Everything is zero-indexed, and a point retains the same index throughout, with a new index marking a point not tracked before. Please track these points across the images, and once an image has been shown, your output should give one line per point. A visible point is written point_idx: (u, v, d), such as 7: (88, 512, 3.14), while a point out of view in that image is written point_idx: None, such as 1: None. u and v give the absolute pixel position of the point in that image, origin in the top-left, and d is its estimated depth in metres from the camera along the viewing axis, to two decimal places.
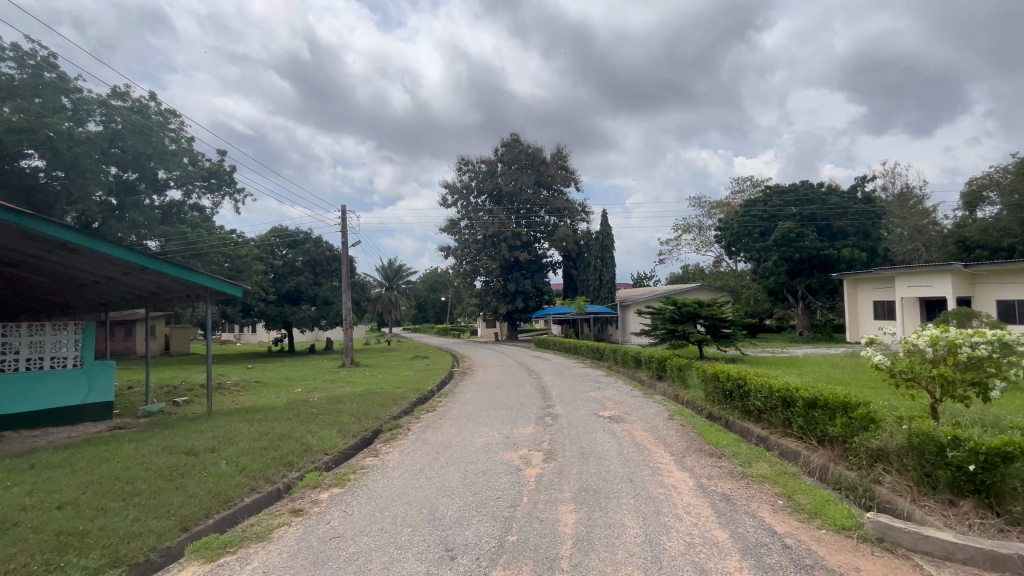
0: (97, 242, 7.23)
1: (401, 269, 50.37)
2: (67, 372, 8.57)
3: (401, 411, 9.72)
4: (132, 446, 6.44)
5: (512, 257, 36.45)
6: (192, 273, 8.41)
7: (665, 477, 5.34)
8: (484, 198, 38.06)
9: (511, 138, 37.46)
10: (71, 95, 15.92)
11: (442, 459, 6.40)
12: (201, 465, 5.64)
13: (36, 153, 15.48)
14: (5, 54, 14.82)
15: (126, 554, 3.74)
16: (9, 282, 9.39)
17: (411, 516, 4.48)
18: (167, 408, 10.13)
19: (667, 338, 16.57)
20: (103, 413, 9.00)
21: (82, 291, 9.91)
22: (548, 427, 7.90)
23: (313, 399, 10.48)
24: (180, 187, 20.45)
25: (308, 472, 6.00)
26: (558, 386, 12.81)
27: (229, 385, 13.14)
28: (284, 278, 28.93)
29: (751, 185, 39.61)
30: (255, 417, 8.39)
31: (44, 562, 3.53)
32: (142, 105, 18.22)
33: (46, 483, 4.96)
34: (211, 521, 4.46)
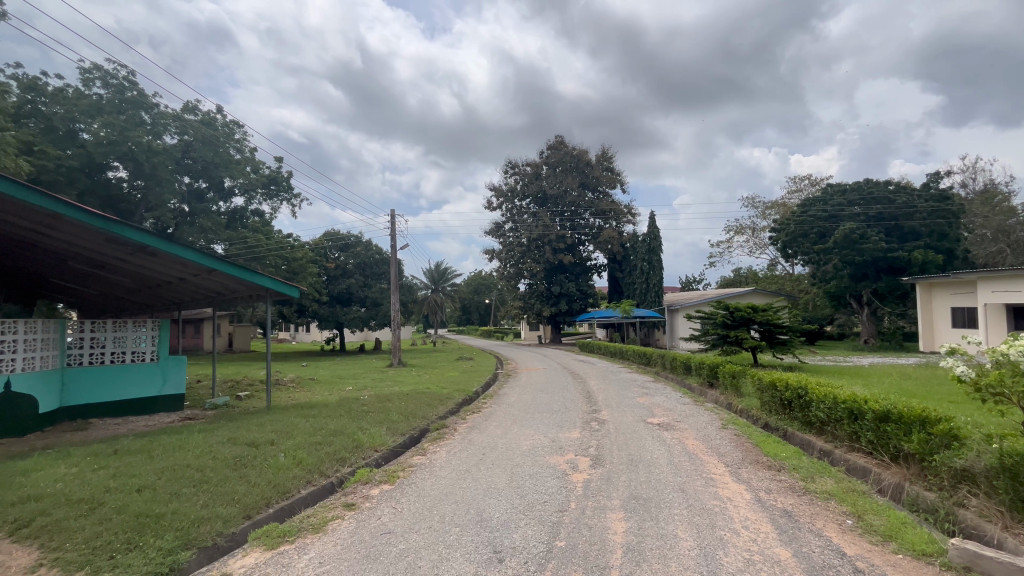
0: (172, 246, 7.81)
1: (446, 271, 51.21)
2: (144, 365, 9.29)
3: (447, 411, 9.86)
4: (201, 437, 6.86)
5: (556, 259, 36.25)
6: (252, 274, 8.87)
7: (719, 488, 5.11)
8: (528, 201, 38.17)
9: (556, 140, 37.41)
10: (151, 110, 17.37)
11: (488, 460, 6.41)
12: (262, 456, 5.95)
13: (120, 165, 17.01)
14: (93, 76, 16.41)
15: (197, 537, 4.00)
16: (97, 282, 10.34)
17: (460, 515, 4.52)
18: (231, 402, 10.79)
19: (718, 343, 15.93)
20: (176, 404, 9.71)
21: (159, 291, 10.75)
22: (594, 433, 7.75)
23: (363, 397, 10.82)
24: (243, 194, 21.80)
25: (360, 468, 6.20)
26: (603, 391, 12.63)
27: (286, 382, 13.86)
28: (335, 280, 30.18)
29: (809, 183, 37.49)
30: (310, 413, 8.76)
31: (125, 541, 3.84)
32: (210, 117, 19.57)
33: (127, 467, 5.39)
34: (272, 510, 4.71)
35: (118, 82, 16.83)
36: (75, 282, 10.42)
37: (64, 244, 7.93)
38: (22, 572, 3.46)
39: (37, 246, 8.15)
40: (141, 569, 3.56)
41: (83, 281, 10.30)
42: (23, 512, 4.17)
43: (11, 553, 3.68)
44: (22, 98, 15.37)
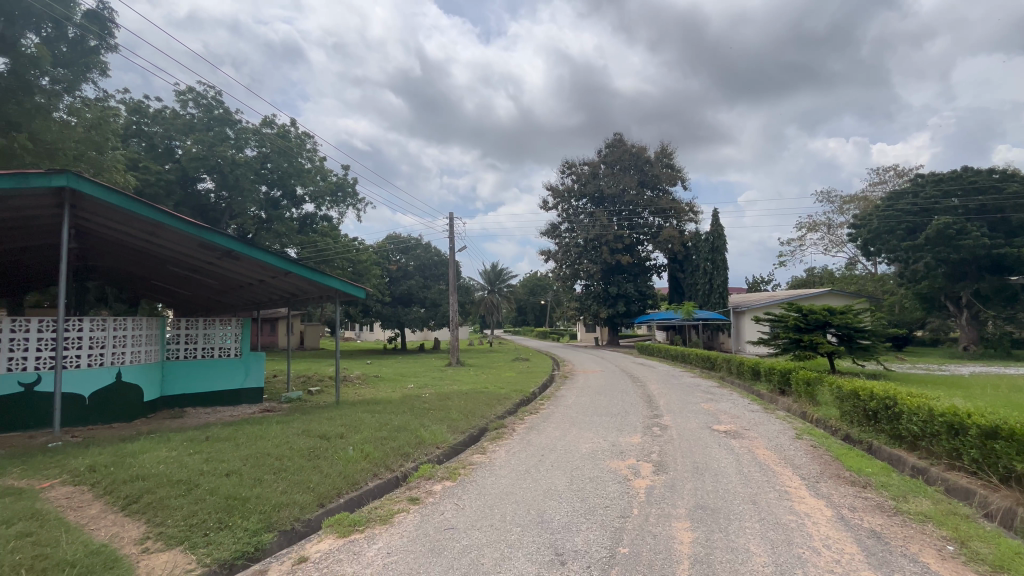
0: (254, 251, 8.44)
1: (503, 272, 51.74)
2: (229, 360, 10.12)
3: (505, 411, 9.95)
4: (279, 428, 7.36)
5: (614, 260, 35.51)
6: (324, 276, 9.38)
7: (796, 503, 4.78)
8: (585, 201, 37.69)
9: (614, 138, 36.76)
10: (234, 126, 18.92)
11: (547, 462, 6.39)
12: (333, 448, 6.29)
13: (208, 177, 18.64)
14: (187, 97, 18.12)
15: (278, 521, 4.31)
16: (190, 284, 11.37)
17: (520, 515, 4.55)
18: (304, 396, 11.50)
19: (790, 348, 14.92)
20: (256, 397, 10.45)
21: (242, 292, 11.67)
22: (657, 438, 7.52)
23: (425, 395, 11.15)
24: (314, 201, 23.20)
25: (423, 463, 6.41)
26: (665, 395, 12.23)
27: (353, 378, 14.57)
28: (397, 282, 31.32)
29: (894, 175, 34.39)
30: (376, 409, 9.14)
31: (217, 520, 4.20)
32: (285, 130, 20.99)
33: (217, 453, 5.90)
34: (343, 500, 4.98)
35: (207, 102, 18.47)
36: (173, 284, 11.54)
37: (164, 250, 8.80)
38: (133, 543, 3.88)
39: (141, 252, 9.08)
40: (232, 547, 3.89)
41: (179, 283, 11.38)
42: (133, 489, 4.67)
43: (124, 525, 4.13)
44: (129, 120, 17.26)
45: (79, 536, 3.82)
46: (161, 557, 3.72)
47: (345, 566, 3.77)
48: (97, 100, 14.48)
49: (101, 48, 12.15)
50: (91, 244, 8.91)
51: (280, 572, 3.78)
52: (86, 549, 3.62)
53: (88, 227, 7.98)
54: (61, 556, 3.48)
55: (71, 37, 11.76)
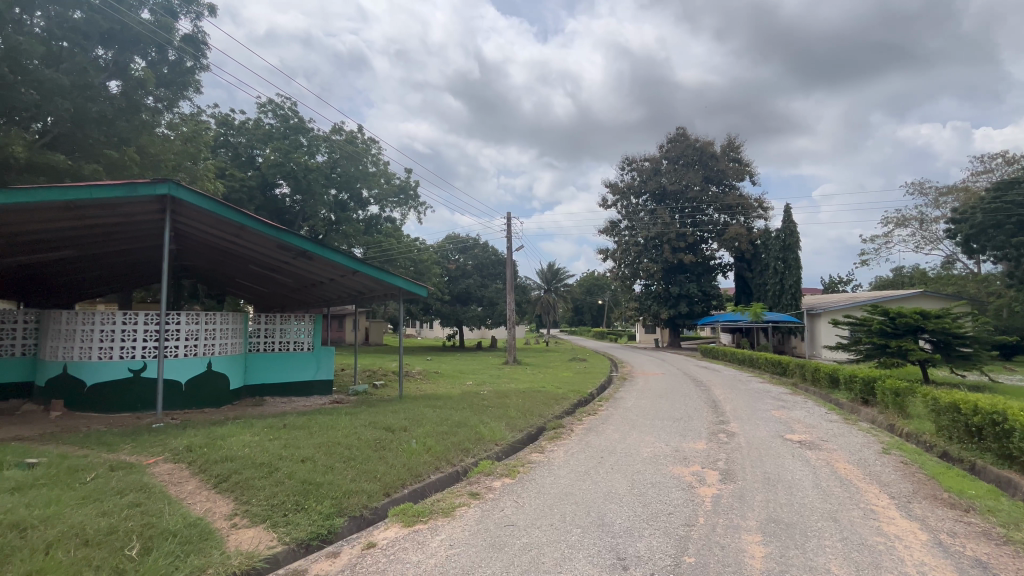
0: (326, 251, 8.95)
1: (559, 271, 51.48)
2: (303, 354, 10.82)
3: (563, 411, 9.90)
4: (348, 419, 7.76)
5: (676, 259, 34.22)
6: (389, 275, 9.79)
7: (883, 524, 4.38)
8: (646, 198, 36.63)
9: (676, 132, 35.50)
10: (307, 134, 20.20)
11: (607, 465, 6.28)
12: (397, 441, 6.56)
13: (284, 183, 20.00)
14: (267, 109, 19.58)
15: (347, 507, 4.56)
16: (269, 282, 12.27)
17: (580, 517, 4.51)
18: (369, 390, 12.06)
19: (875, 355, 13.67)
20: (327, 389, 11.09)
21: (314, 290, 12.42)
22: (723, 445, 7.18)
23: (483, 392, 11.33)
24: (378, 203, 24.22)
25: (482, 459, 6.52)
26: (731, 401, 11.64)
27: (414, 374, 15.07)
28: (456, 280, 31.99)
29: (1003, 162, 30.55)
30: (436, 405, 9.40)
31: (294, 503, 4.50)
32: (353, 136, 22.09)
33: (293, 440, 6.32)
34: (407, 491, 5.18)
35: (284, 112, 19.84)
36: (254, 282, 12.49)
37: (247, 251, 9.55)
38: (223, 518, 4.25)
39: (228, 252, 9.90)
40: (306, 530, 4.15)
41: (259, 281, 12.30)
42: (222, 470, 5.11)
43: (215, 501, 4.54)
44: (218, 132, 18.88)
45: (179, 508, 4.24)
46: (248, 533, 4.04)
47: (411, 554, 3.91)
48: (191, 114, 15.99)
49: (196, 68, 13.33)
50: (186, 245, 9.84)
51: (351, 554, 3.99)
52: (184, 520, 4.00)
53: (185, 230, 8.82)
54: (164, 525, 3.87)
55: (171, 59, 12.95)
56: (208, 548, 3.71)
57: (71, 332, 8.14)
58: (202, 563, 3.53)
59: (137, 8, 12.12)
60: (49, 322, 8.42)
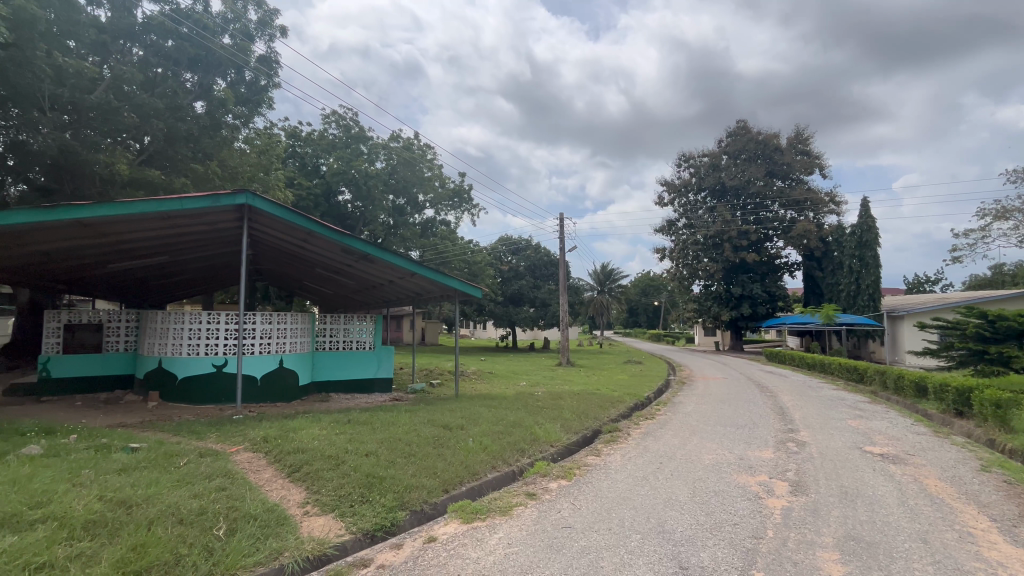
0: (385, 254, 9.31)
1: (613, 272, 50.53)
2: (365, 353, 11.33)
3: (619, 415, 9.72)
4: (408, 416, 8.04)
5: (737, 258, 32.62)
6: (445, 277, 10.03)
7: (983, 548, 3.96)
8: (705, 195, 35.21)
9: (737, 125, 33.90)
10: (367, 143, 21.14)
11: (666, 470, 6.11)
12: (455, 438, 6.72)
13: (347, 190, 21.04)
14: (331, 120, 20.69)
15: (409, 500, 4.73)
16: (334, 284, 12.93)
17: (640, 522, 4.41)
18: (427, 388, 12.43)
19: (970, 361, 12.42)
20: (387, 387, 11.55)
21: (375, 291, 12.96)
22: (793, 455, 6.78)
23: (538, 393, 11.36)
24: (433, 207, 24.90)
25: (538, 460, 6.55)
26: (801, 409, 10.95)
27: (469, 374, 15.34)
28: (509, 281, 32.24)
29: None
30: (492, 404, 9.55)
31: (360, 494, 4.73)
32: (409, 142, 22.86)
33: (358, 435, 6.64)
34: (465, 488, 5.31)
35: (347, 123, 20.88)
36: (320, 284, 13.20)
37: (315, 255, 10.14)
38: (297, 505, 4.54)
39: (297, 256, 10.53)
40: (372, 520, 4.36)
41: (325, 283, 12.99)
42: (295, 460, 5.45)
43: (289, 490, 4.85)
44: (287, 144, 20.18)
45: (258, 494, 4.57)
46: (319, 521, 4.30)
47: (470, 550, 4.00)
48: (264, 129, 17.21)
49: (269, 86, 14.33)
50: (261, 250, 10.58)
51: (413, 547, 4.13)
52: (263, 505, 4.31)
53: (260, 236, 9.50)
54: (246, 509, 4.18)
55: (248, 79, 14.01)
56: (284, 532, 3.99)
57: (164, 330, 8.99)
58: (279, 546, 3.80)
59: (219, 34, 13.22)
60: (147, 321, 9.35)
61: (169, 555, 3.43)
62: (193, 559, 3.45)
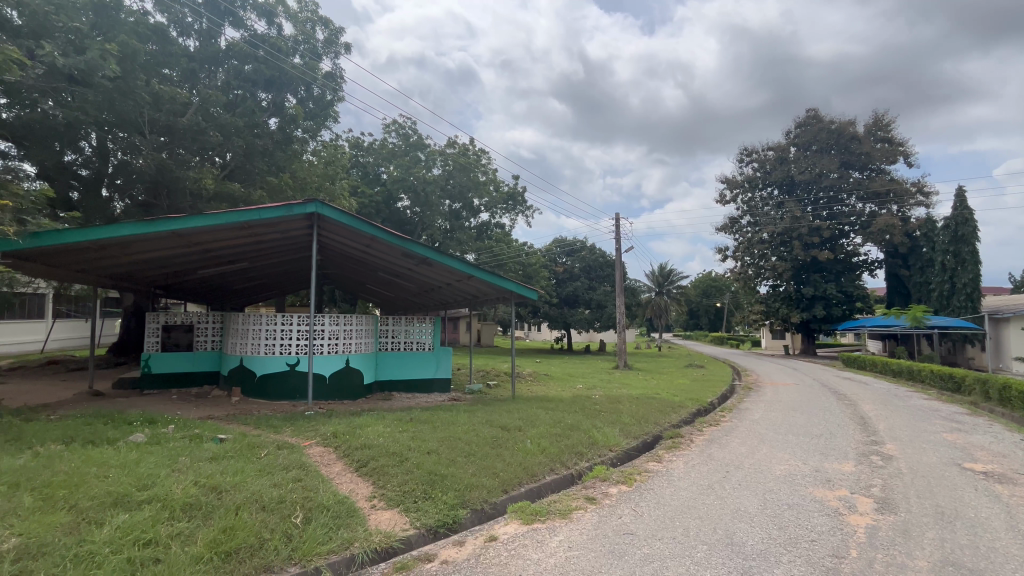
0: (443, 257, 9.53)
1: (672, 272, 48.84)
2: (425, 353, 11.69)
3: (681, 420, 9.39)
4: (467, 416, 8.22)
5: (809, 256, 30.52)
6: (501, 279, 10.13)
7: None
8: (771, 190, 33.28)
9: (806, 115, 31.78)
10: (424, 150, 21.81)
11: (734, 480, 5.84)
12: (512, 439, 6.78)
13: (406, 197, 21.84)
14: (391, 130, 21.58)
15: (470, 500, 4.83)
16: (394, 287, 13.42)
17: (706, 533, 4.25)
18: (484, 389, 12.62)
19: None
20: (445, 387, 11.85)
21: (433, 293, 13.32)
22: (877, 469, 6.25)
23: (595, 396, 11.22)
24: (488, 210, 25.26)
25: (597, 464, 6.46)
26: (886, 419, 10.05)
27: (525, 376, 15.39)
28: (564, 283, 32.05)
29: None
30: (549, 406, 9.54)
31: (422, 492, 4.89)
32: (465, 148, 23.35)
33: (420, 433, 6.87)
34: (524, 489, 5.35)
35: (406, 132, 21.68)
36: (382, 287, 13.76)
37: (377, 259, 10.58)
38: (365, 499, 4.76)
39: (361, 261, 11.02)
40: (435, 517, 4.49)
41: (386, 286, 13.51)
42: (362, 455, 5.72)
43: (358, 483, 5.11)
44: (352, 154, 21.26)
45: (330, 486, 4.85)
46: (385, 514, 4.49)
47: (531, 552, 4.02)
48: (330, 141, 18.24)
49: (334, 100, 15.17)
50: (328, 256, 11.20)
51: (475, 545, 4.21)
52: (334, 497, 4.56)
53: (327, 242, 10.04)
54: (320, 499, 4.45)
55: (317, 96, 14.92)
56: (354, 524, 4.20)
57: (245, 331, 9.75)
58: (350, 537, 4.01)
59: (290, 54, 14.21)
60: (231, 323, 10.18)
61: (254, 538, 3.71)
62: (274, 544, 3.71)
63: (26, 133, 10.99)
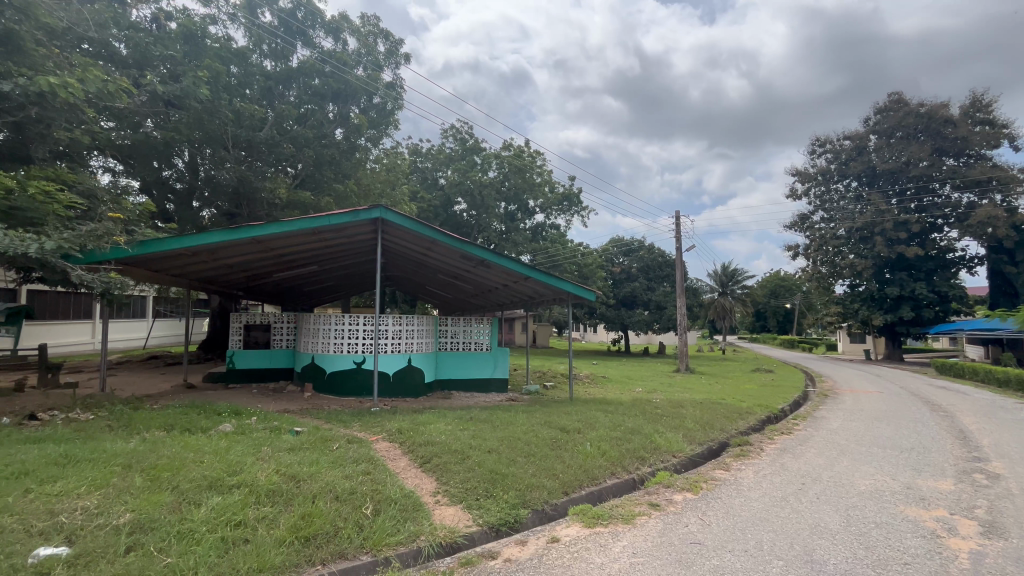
0: (500, 259, 9.62)
1: (736, 272, 46.49)
2: (482, 354, 11.87)
3: (750, 427, 8.92)
4: (525, 417, 8.26)
5: (893, 252, 27.98)
6: (557, 280, 10.06)
7: None
8: (848, 182, 30.85)
9: (889, 99, 29.15)
10: (480, 154, 22.18)
11: (811, 492, 5.47)
12: (571, 442, 6.72)
13: (463, 200, 22.29)
14: (449, 135, 22.13)
15: (531, 500, 4.84)
16: (452, 288, 13.72)
17: (782, 548, 4.01)
18: (541, 390, 12.62)
19: None
20: (502, 387, 11.98)
21: (490, 294, 13.48)
22: (983, 489, 5.61)
23: (656, 400, 10.90)
24: (543, 211, 25.24)
25: (660, 470, 6.28)
26: (990, 434, 9.01)
27: (582, 377, 15.23)
28: (621, 284, 31.41)
29: None
30: (608, 409, 9.40)
31: (484, 490, 4.97)
32: (520, 150, 23.48)
33: (480, 432, 6.98)
34: (585, 492, 5.30)
35: (463, 136, 22.16)
36: (441, 288, 14.11)
37: (437, 262, 10.88)
38: (430, 494, 4.92)
39: (422, 263, 11.36)
40: (497, 515, 4.55)
41: (445, 288, 13.84)
42: (426, 452, 5.90)
43: (422, 478, 5.28)
44: (411, 161, 22.02)
45: (397, 480, 5.05)
46: (449, 510, 4.60)
47: (594, 555, 3.98)
48: (391, 148, 19.02)
49: (395, 109, 15.77)
50: (391, 258, 11.65)
51: (537, 545, 4.22)
52: (401, 491, 4.75)
53: (390, 246, 10.45)
54: (388, 493, 4.64)
55: (378, 106, 15.58)
56: (421, 518, 4.35)
57: (316, 330, 10.36)
58: (417, 530, 4.15)
59: (353, 66, 14.95)
60: (304, 322, 10.85)
61: (329, 526, 3.94)
62: (348, 532, 3.92)
63: (132, 153, 12.33)
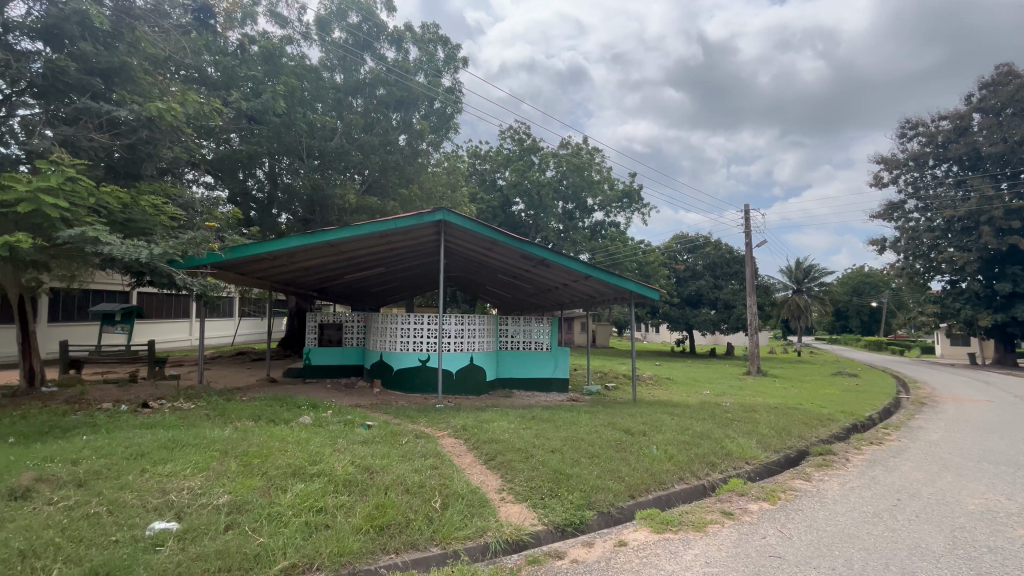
0: (561, 258, 9.58)
1: (813, 268, 43.27)
2: (542, 353, 11.88)
3: (832, 436, 8.28)
4: (588, 417, 8.17)
5: (1003, 244, 24.85)
6: (619, 279, 9.85)
7: None
8: (946, 166, 27.77)
9: (997, 72, 25.88)
10: (537, 153, 22.20)
11: (908, 509, 4.98)
12: (637, 444, 6.57)
13: (521, 200, 22.41)
14: (507, 136, 22.34)
15: (596, 502, 4.79)
16: (512, 287, 13.84)
17: (875, 568, 3.69)
18: (602, 391, 12.42)
19: None
20: (563, 386, 11.92)
21: (550, 294, 13.44)
22: None
23: (726, 403, 10.39)
24: (602, 209, 24.83)
25: (732, 477, 5.98)
26: None
27: (645, 379, 14.82)
28: (685, 282, 30.26)
29: None
30: (674, 412, 9.08)
31: (548, 489, 4.97)
32: (578, 148, 23.24)
33: (542, 431, 6.99)
34: (653, 496, 5.17)
35: (520, 137, 22.28)
36: (501, 288, 14.28)
37: (497, 262, 11.03)
38: (496, 491, 5.00)
39: (482, 263, 11.56)
40: (563, 515, 4.54)
41: (505, 287, 13.99)
42: (490, 449, 6.00)
43: (488, 475, 5.37)
44: (470, 163, 22.47)
45: (464, 475, 5.18)
46: (515, 508, 4.65)
47: (663, 562, 3.87)
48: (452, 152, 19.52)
49: (454, 113, 16.15)
50: (453, 259, 11.95)
51: (604, 548, 4.17)
52: (468, 486, 4.87)
53: (452, 247, 10.73)
54: (456, 488, 4.77)
55: (438, 111, 16.02)
56: (487, 514, 4.43)
57: (383, 328, 10.84)
58: (484, 525, 4.23)
59: (415, 74, 15.47)
60: (373, 321, 11.39)
61: (401, 517, 4.11)
62: (418, 524, 4.06)
63: (221, 167, 13.54)
